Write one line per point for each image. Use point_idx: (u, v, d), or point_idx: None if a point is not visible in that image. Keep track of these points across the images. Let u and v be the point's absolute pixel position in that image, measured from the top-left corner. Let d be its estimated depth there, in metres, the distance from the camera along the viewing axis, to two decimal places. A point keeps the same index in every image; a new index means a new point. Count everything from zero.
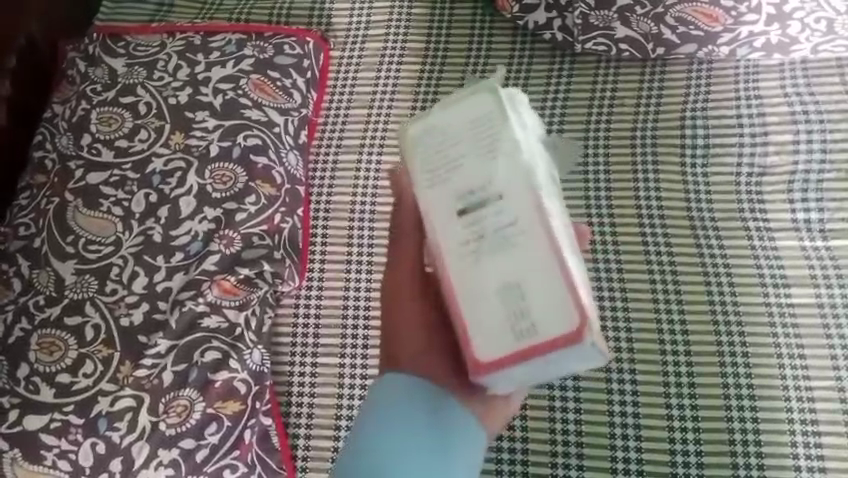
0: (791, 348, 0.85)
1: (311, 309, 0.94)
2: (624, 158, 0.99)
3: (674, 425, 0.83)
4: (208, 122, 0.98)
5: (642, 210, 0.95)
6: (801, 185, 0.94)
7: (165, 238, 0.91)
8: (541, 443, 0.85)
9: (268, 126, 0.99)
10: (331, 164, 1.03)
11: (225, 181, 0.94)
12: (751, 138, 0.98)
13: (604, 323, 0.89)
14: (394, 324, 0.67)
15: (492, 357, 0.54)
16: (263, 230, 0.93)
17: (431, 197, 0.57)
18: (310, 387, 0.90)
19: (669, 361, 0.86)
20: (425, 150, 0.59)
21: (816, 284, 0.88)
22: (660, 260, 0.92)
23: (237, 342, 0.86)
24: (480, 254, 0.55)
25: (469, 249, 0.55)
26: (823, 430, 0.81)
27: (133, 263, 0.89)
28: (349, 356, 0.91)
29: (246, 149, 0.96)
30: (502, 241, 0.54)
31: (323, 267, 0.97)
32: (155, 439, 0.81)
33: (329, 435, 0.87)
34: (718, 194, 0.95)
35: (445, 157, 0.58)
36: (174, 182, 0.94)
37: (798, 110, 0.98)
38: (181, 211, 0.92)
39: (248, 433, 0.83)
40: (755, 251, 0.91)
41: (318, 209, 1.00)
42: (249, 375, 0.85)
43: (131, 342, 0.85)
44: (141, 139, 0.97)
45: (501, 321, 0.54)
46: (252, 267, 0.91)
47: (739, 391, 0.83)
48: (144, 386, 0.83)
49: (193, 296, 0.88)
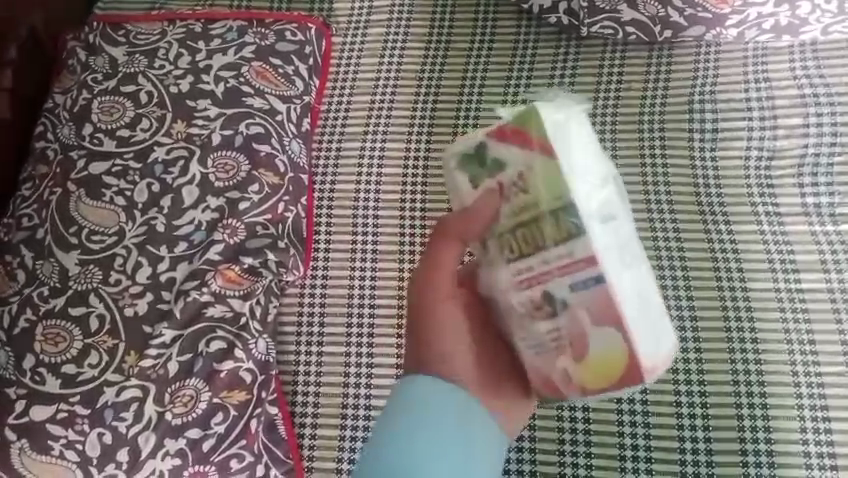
0: (801, 334, 0.84)
1: (316, 298, 0.94)
2: (631, 143, 0.98)
3: (682, 411, 0.83)
4: (210, 111, 0.97)
5: (650, 196, 0.94)
6: (811, 168, 0.93)
7: (168, 228, 0.90)
8: (549, 431, 0.84)
9: (270, 114, 0.98)
10: (334, 152, 1.02)
11: (228, 170, 0.93)
12: (760, 121, 0.96)
13: None
14: (423, 318, 0.69)
15: (651, 364, 0.59)
16: (266, 220, 0.92)
17: (584, 199, 0.57)
18: (315, 376, 0.90)
19: (678, 347, 0.86)
20: (571, 147, 0.57)
21: (826, 269, 0.87)
22: (667, 245, 0.91)
23: (242, 332, 0.86)
24: (631, 268, 0.59)
25: (622, 259, 0.58)
26: (833, 416, 0.80)
27: (137, 254, 0.89)
28: (355, 345, 0.91)
29: (249, 137, 0.95)
30: (641, 263, 0.60)
31: (328, 255, 0.96)
32: (161, 429, 0.81)
33: (335, 424, 0.87)
34: (726, 178, 0.94)
35: (590, 159, 0.58)
36: (177, 171, 0.93)
37: (808, 93, 0.97)
38: (184, 201, 0.92)
39: (254, 422, 0.83)
40: (765, 236, 0.90)
41: (322, 197, 1.00)
42: (254, 365, 0.85)
43: (135, 332, 0.85)
44: (142, 128, 0.96)
45: (650, 331, 0.59)
46: (256, 256, 0.90)
47: (748, 378, 0.83)
48: (150, 376, 0.83)
49: (197, 286, 0.87)
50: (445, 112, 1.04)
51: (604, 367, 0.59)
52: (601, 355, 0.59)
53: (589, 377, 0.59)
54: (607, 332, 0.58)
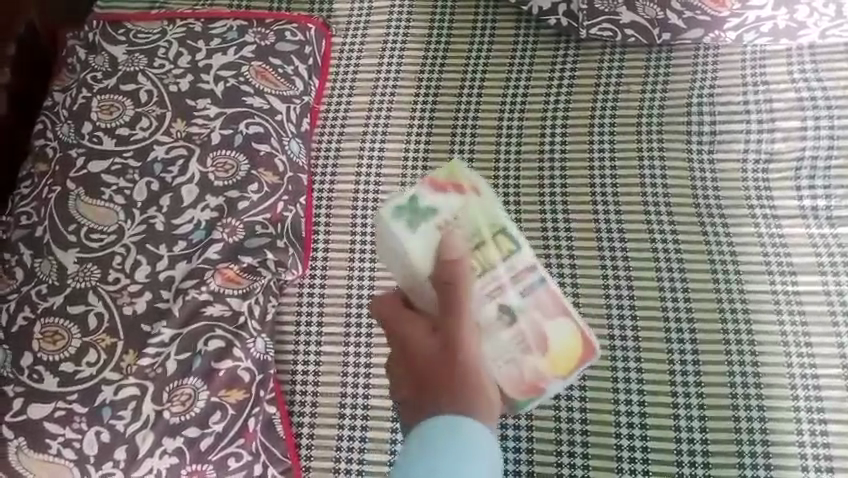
0: (797, 336, 0.85)
1: (315, 298, 0.94)
2: (630, 146, 0.98)
3: (679, 412, 0.83)
4: (209, 110, 0.97)
5: (648, 198, 0.95)
6: (809, 172, 0.93)
7: (167, 227, 0.90)
8: (547, 432, 0.84)
9: (270, 113, 0.98)
10: (333, 152, 1.02)
11: (228, 169, 0.94)
12: (757, 125, 0.97)
13: (608, 309, 0.89)
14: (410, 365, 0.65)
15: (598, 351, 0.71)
16: (266, 219, 0.92)
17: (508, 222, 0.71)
18: (313, 376, 0.90)
19: (675, 348, 0.86)
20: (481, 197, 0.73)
21: (823, 271, 0.88)
22: (666, 247, 0.91)
23: (241, 331, 0.86)
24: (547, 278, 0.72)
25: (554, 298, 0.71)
26: (829, 418, 0.80)
27: (136, 252, 0.89)
28: (353, 345, 0.91)
29: (248, 137, 0.96)
30: None
31: (326, 256, 0.96)
32: (160, 427, 0.81)
33: (333, 424, 0.87)
34: (724, 181, 0.94)
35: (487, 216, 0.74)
36: (176, 170, 0.93)
37: (805, 96, 0.97)
38: (183, 200, 0.92)
39: (252, 421, 0.83)
40: (762, 239, 0.90)
41: (321, 197, 1.00)
42: (252, 364, 0.85)
43: (133, 330, 0.85)
44: (142, 127, 0.96)
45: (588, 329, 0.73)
46: (255, 256, 0.90)
47: (744, 379, 0.83)
48: (148, 375, 0.83)
49: (196, 285, 0.87)
50: (444, 112, 1.04)
51: (556, 358, 0.69)
52: (552, 343, 0.69)
53: (550, 366, 0.69)
54: (540, 299, 0.69)
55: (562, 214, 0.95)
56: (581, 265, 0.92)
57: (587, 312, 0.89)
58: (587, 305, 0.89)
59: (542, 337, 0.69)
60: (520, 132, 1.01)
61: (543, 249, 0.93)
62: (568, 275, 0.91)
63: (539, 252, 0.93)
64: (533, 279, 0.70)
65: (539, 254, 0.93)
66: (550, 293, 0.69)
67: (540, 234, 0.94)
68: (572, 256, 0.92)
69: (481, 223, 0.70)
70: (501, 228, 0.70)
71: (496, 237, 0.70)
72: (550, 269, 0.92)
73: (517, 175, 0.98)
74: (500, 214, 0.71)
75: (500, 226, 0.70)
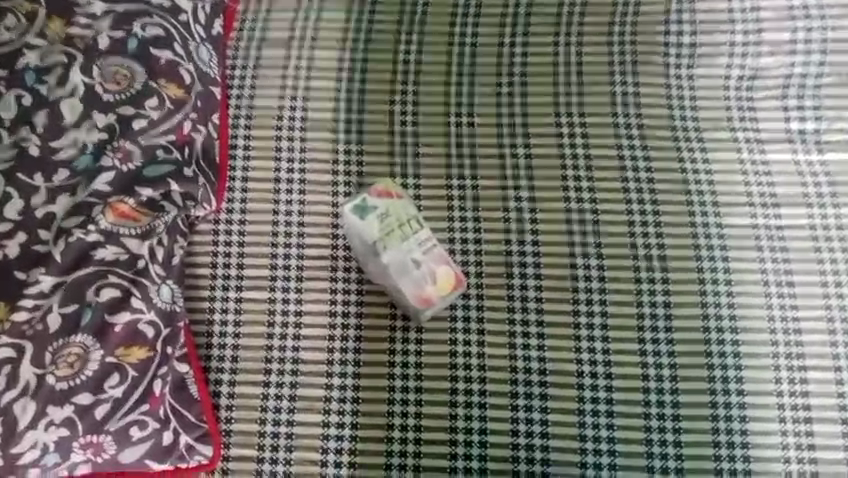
0: (779, 276, 0.76)
1: (233, 236, 0.80)
2: (597, 60, 0.85)
3: (648, 361, 0.74)
4: (94, 7, 0.76)
5: (619, 120, 0.83)
6: (797, 90, 0.82)
7: (44, 151, 0.71)
8: (501, 384, 0.74)
9: (171, 13, 0.79)
10: (252, 62, 0.86)
11: (120, 80, 0.75)
12: (743, 36, 0.84)
13: (571, 246, 0.78)
14: None
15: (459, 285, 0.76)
16: (169, 141, 0.76)
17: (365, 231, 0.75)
18: (233, 327, 0.77)
19: (645, 289, 0.77)
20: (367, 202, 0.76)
21: (810, 203, 0.78)
22: (636, 179, 0.80)
23: (140, 278, 0.72)
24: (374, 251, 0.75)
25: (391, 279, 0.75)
26: (810, 366, 0.73)
27: (3, 184, 0.69)
28: (281, 290, 0.78)
29: (145, 41, 0.77)
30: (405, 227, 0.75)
31: (246, 186, 0.82)
32: (42, 395, 0.66)
33: (257, 381, 0.76)
34: (704, 99, 0.83)
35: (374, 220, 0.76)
36: (53, 80, 0.73)
37: (797, 4, 0.84)
38: (63, 118, 0.73)
39: (159, 383, 0.71)
40: (744, 166, 0.80)
41: (238, 116, 0.84)
42: (157, 316, 0.72)
43: (5, 281, 0.67)
44: (6, 26, 0.74)
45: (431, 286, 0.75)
46: (157, 187, 0.74)
47: (720, 323, 0.75)
48: (25, 333, 0.67)
49: (82, 223, 0.71)
50: (386, 17, 0.87)
51: (443, 286, 0.74)
52: (427, 285, 0.74)
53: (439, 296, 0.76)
54: (397, 265, 0.74)
55: (522, 138, 0.83)
56: (543, 199, 0.80)
57: (546, 251, 0.78)
58: (548, 242, 0.79)
59: (405, 284, 0.74)
60: (474, 42, 0.87)
61: (500, 179, 0.81)
62: (527, 209, 0.80)
63: (494, 184, 0.81)
64: (414, 255, 0.74)
65: (494, 188, 0.81)
66: (434, 249, 0.75)
67: (495, 160, 0.82)
68: (532, 187, 0.81)
69: (371, 218, 0.75)
70: (416, 218, 0.76)
71: (402, 226, 0.75)
72: (505, 203, 0.80)
73: (473, 91, 0.85)
74: (416, 216, 0.76)
75: (415, 216, 0.76)
